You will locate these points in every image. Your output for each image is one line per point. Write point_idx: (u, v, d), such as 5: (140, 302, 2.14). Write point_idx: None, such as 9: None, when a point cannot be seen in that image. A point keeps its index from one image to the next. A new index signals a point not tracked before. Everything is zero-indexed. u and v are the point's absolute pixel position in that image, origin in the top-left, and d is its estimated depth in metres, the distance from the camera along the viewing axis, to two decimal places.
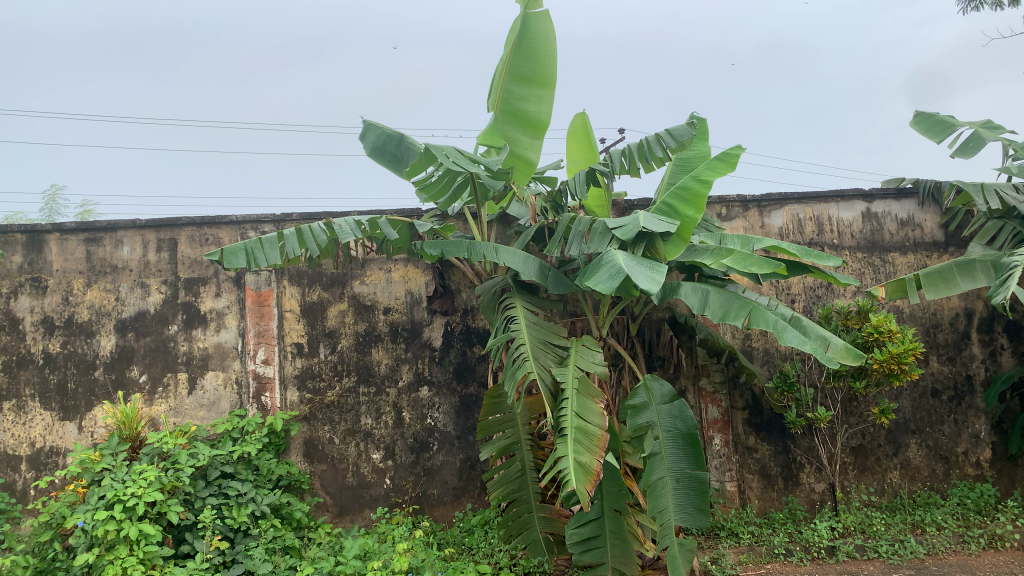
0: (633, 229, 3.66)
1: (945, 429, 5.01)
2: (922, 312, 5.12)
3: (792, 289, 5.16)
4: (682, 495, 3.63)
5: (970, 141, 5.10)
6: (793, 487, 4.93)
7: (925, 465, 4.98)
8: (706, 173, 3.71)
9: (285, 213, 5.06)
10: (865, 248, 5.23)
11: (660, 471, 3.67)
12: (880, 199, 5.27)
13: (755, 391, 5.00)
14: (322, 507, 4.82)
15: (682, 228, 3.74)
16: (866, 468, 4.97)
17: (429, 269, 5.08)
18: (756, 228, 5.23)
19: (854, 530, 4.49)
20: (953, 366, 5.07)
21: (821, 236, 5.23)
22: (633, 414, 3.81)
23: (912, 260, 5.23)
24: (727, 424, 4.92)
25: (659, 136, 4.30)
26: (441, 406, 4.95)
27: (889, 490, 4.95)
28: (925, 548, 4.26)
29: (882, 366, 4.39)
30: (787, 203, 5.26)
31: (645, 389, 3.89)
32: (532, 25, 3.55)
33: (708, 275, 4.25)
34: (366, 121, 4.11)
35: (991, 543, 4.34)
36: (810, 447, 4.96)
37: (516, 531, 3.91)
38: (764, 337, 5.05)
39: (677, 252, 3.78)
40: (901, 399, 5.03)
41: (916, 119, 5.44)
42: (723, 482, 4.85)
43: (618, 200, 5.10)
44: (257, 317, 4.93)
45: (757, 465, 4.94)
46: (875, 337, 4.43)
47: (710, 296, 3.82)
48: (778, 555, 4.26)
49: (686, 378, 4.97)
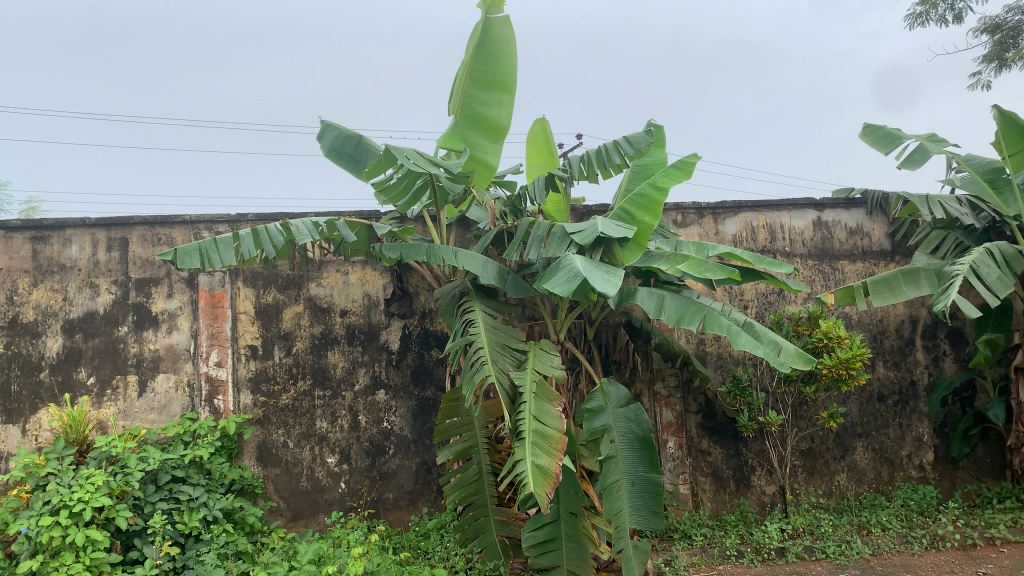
0: (591, 234, 3.68)
1: (890, 433, 5.15)
2: (869, 319, 5.27)
3: (745, 296, 5.25)
4: (637, 498, 3.68)
5: (916, 154, 5.24)
6: (744, 489, 5.02)
7: (870, 468, 5.11)
8: (663, 181, 3.84)
9: (240, 213, 5.00)
10: (815, 256, 5.36)
11: (616, 474, 3.72)
12: (830, 209, 5.41)
13: (708, 395, 5.09)
14: (276, 512, 4.75)
15: (639, 234, 3.75)
16: (815, 471, 5.08)
17: (387, 272, 5.06)
18: (711, 235, 5.32)
19: (802, 532, 4.58)
20: (898, 371, 5.23)
21: (772, 244, 5.34)
22: (590, 417, 3.85)
23: (861, 268, 5.37)
24: (681, 427, 5.00)
25: (617, 144, 4.27)
26: (398, 410, 4.93)
27: (837, 492, 5.07)
28: (871, 548, 4.35)
29: (831, 371, 4.50)
30: (740, 211, 5.36)
31: (602, 393, 3.93)
32: (494, 30, 3.57)
33: (664, 280, 4.32)
34: (324, 120, 4.09)
35: (934, 544, 4.41)
36: (761, 451, 5.06)
37: (472, 535, 3.95)
38: (717, 342, 5.14)
39: (634, 258, 3.83)
40: (849, 403, 5.16)
41: (865, 131, 5.57)
42: (677, 485, 4.93)
43: (577, 206, 5.13)
44: (210, 318, 4.85)
45: (709, 468, 5.02)
46: (825, 343, 4.52)
47: (665, 301, 3.89)
48: (730, 557, 4.31)
49: (642, 382, 5.00)
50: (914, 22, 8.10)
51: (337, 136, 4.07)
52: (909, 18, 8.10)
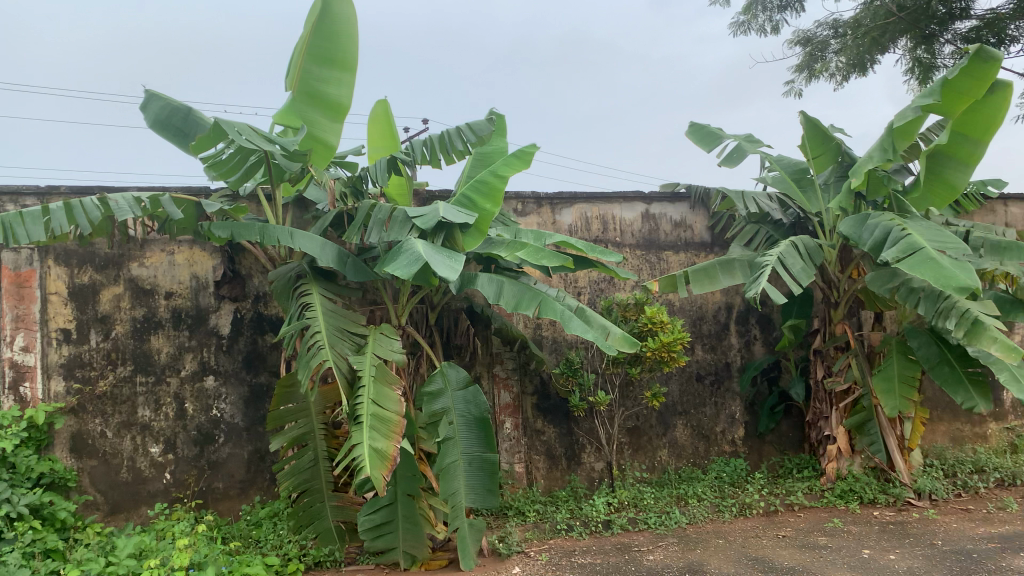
0: (432, 219, 3.71)
1: (707, 411, 5.56)
2: (690, 306, 5.65)
3: (578, 283, 5.47)
4: (472, 477, 3.76)
5: (734, 153, 5.66)
6: (575, 467, 5.25)
7: (689, 444, 5.50)
8: (502, 169, 3.92)
9: (51, 186, 4.61)
10: (643, 247, 5.67)
11: (453, 455, 3.77)
12: (658, 202, 5.74)
13: (543, 377, 5.27)
14: (91, 506, 4.45)
15: (479, 221, 3.84)
16: (640, 447, 5.41)
17: (217, 252, 4.84)
18: (548, 224, 5.50)
19: (627, 505, 4.84)
20: (714, 354, 5.64)
21: (605, 234, 5.60)
22: (429, 401, 3.87)
23: (683, 259, 5.74)
24: (517, 408, 5.15)
25: (461, 130, 4.28)
26: (228, 397, 4.75)
27: (659, 467, 5.42)
28: (687, 518, 4.66)
29: (655, 353, 4.78)
30: (576, 201, 5.56)
31: (441, 376, 3.95)
32: (334, 7, 3.51)
33: (503, 267, 4.43)
34: (148, 89, 3.82)
35: (741, 511, 4.79)
36: (590, 429, 5.30)
37: (306, 522, 3.85)
38: (552, 327, 5.32)
39: (475, 245, 3.89)
40: (671, 384, 5.52)
41: (691, 129, 5.94)
42: (512, 464, 5.07)
43: (418, 190, 5.14)
44: (14, 299, 4.44)
45: (543, 447, 5.21)
46: (649, 327, 4.80)
47: (504, 287, 3.99)
48: (560, 531, 4.49)
49: (482, 365, 5.11)
50: (737, 31, 8.71)
51: (162, 107, 3.83)
52: (733, 27, 8.70)
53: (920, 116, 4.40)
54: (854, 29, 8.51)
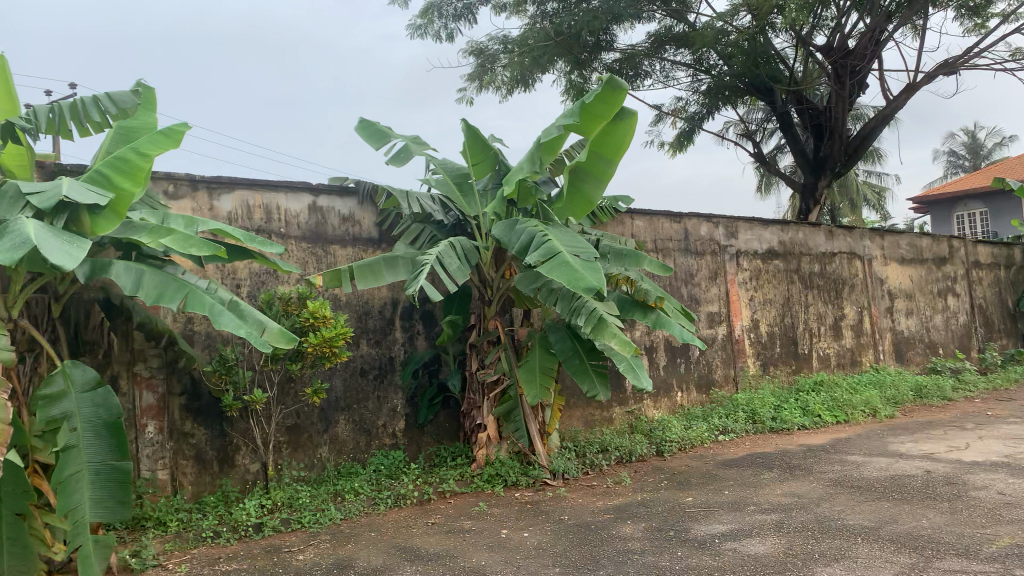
0: (52, 198, 3.28)
1: (368, 405, 5.60)
2: (355, 301, 5.65)
3: (238, 274, 5.19)
4: (99, 489, 3.37)
5: (400, 152, 5.77)
6: (227, 469, 4.97)
7: (349, 439, 5.50)
8: (146, 147, 3.51)
9: None
10: (309, 239, 5.55)
11: (75, 465, 3.35)
12: (325, 195, 5.65)
13: (194, 375, 4.90)
14: None
15: (115, 202, 3.47)
16: (299, 445, 5.28)
17: None
18: (205, 210, 5.14)
19: (281, 505, 4.69)
20: (378, 348, 5.71)
21: (268, 225, 5.38)
22: (45, 405, 3.39)
23: (350, 253, 5.72)
24: (162, 410, 4.75)
25: (97, 100, 3.89)
26: None
27: (318, 463, 5.34)
28: (342, 513, 4.63)
29: (315, 349, 4.69)
30: (237, 188, 5.27)
31: (62, 376, 3.50)
32: None
33: (147, 254, 4.04)
34: None
35: (397, 502, 4.88)
36: (246, 429, 5.05)
37: None
38: (207, 322, 4.98)
39: (110, 228, 3.50)
40: (334, 379, 5.46)
41: (359, 125, 5.94)
42: (154, 471, 4.67)
43: (45, 162, 4.49)
44: None
45: (191, 450, 4.85)
46: (311, 322, 4.70)
47: (144, 276, 3.64)
48: (204, 539, 4.20)
49: (119, 364, 4.64)
50: (415, 32, 8.95)
51: None
52: (412, 28, 8.92)
53: (562, 133, 4.86)
54: (521, 47, 10.66)
